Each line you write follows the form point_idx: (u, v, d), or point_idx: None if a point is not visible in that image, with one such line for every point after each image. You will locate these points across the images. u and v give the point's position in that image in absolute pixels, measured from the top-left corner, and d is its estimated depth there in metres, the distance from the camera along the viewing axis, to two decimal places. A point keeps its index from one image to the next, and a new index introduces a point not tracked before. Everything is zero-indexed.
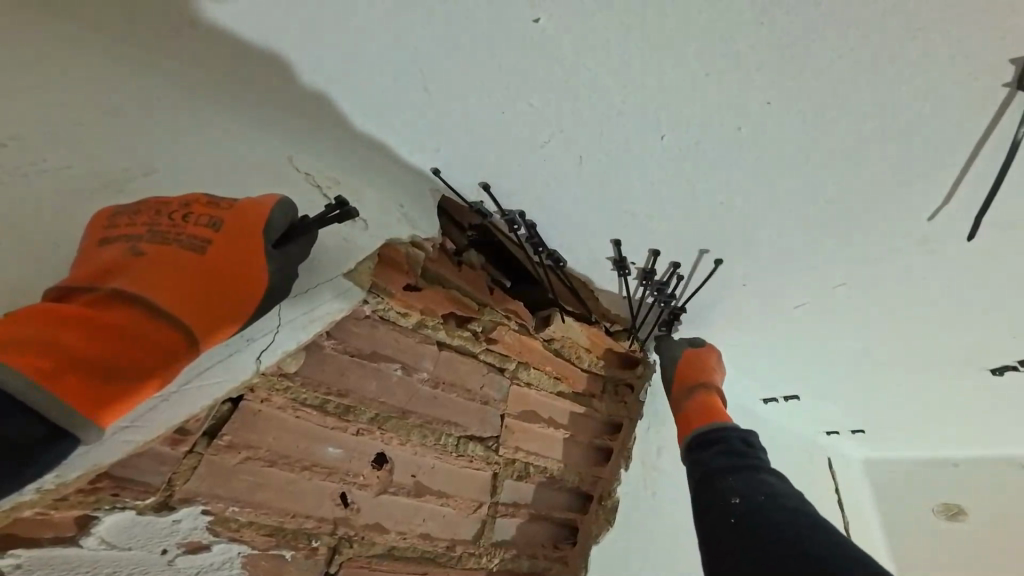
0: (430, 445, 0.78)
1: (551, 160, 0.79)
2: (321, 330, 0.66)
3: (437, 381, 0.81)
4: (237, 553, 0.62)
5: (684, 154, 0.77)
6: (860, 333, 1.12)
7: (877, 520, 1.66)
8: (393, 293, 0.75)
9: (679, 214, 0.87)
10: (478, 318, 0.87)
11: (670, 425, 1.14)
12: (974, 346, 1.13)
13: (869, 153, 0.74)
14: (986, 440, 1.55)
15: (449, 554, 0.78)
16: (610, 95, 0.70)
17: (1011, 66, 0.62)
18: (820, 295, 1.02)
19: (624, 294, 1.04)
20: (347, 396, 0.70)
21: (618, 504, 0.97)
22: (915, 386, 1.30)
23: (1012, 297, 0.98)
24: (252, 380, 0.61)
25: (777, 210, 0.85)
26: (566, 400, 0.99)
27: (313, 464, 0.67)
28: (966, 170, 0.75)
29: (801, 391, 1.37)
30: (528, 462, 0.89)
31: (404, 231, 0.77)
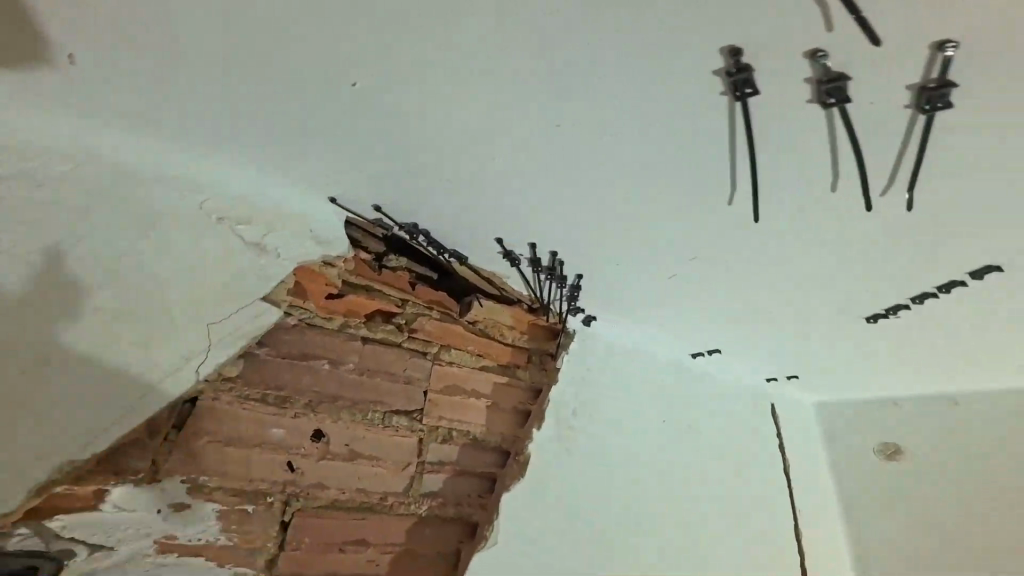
0: (359, 420, 0.98)
1: (418, 183, 0.98)
2: (248, 342, 0.90)
3: (363, 370, 1.01)
4: (212, 509, 0.88)
5: (516, 167, 0.94)
6: (739, 292, 1.30)
7: (825, 459, 1.85)
8: (316, 305, 0.98)
9: (537, 215, 1.06)
10: (400, 313, 1.09)
11: (591, 387, 1.33)
12: (842, 292, 1.29)
13: (662, 152, 0.90)
14: (918, 376, 1.68)
15: (382, 504, 0.99)
16: (437, 141, 0.89)
17: (717, 79, 0.77)
18: (685, 268, 1.21)
19: (526, 280, 1.23)
20: (282, 389, 0.93)
21: (529, 458, 1.15)
22: (817, 329, 1.46)
23: (842, 255, 1.14)
24: (198, 386, 0.86)
25: (615, 202, 1.02)
26: (490, 373, 1.17)
27: (261, 442, 0.91)
28: (736, 161, 0.91)
29: (721, 343, 1.54)
30: (451, 427, 1.08)
31: (315, 254, 1.00)
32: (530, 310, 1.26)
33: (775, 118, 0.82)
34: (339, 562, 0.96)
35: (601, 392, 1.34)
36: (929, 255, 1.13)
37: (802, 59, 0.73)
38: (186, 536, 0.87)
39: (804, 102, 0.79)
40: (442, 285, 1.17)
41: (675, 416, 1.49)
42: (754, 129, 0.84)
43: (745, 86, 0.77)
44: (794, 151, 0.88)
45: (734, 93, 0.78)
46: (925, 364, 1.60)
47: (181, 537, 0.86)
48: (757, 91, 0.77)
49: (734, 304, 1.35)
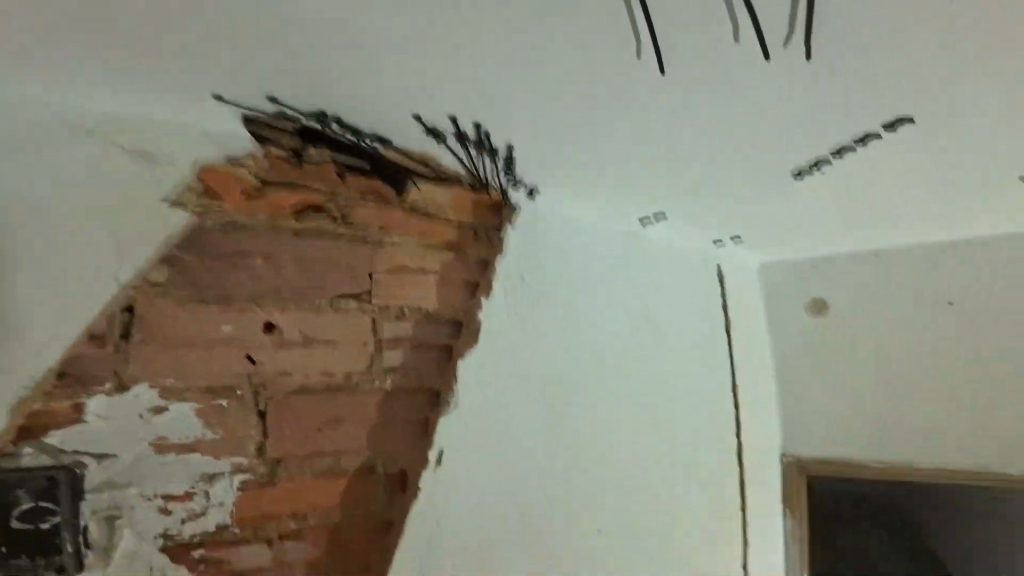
0: (306, 308, 1.01)
1: (292, 71, 0.83)
2: (166, 245, 0.90)
3: (301, 260, 1.01)
4: (189, 408, 0.94)
5: (393, 50, 0.79)
6: (678, 171, 1.19)
7: (767, 316, 1.91)
8: (232, 204, 0.95)
9: (438, 99, 0.91)
10: (332, 204, 1.05)
11: (545, 255, 1.31)
12: (784, 165, 1.16)
13: (554, 18, 0.73)
14: (874, 235, 1.61)
15: (348, 381, 1.05)
16: (290, 28, 0.74)
17: None
18: (612, 144, 1.08)
19: (458, 156, 1.10)
20: (218, 288, 0.94)
21: (481, 330, 1.16)
22: (766, 199, 1.35)
23: (777, 125, 1.01)
24: (129, 294, 0.87)
25: (518, 86, 0.88)
26: (438, 252, 1.16)
27: (212, 338, 0.94)
28: (629, 14, 0.73)
29: (670, 212, 1.44)
30: (403, 306, 1.09)
31: (215, 155, 0.95)
32: (473, 186, 1.19)
33: None
34: (318, 437, 1.04)
35: (552, 263, 1.32)
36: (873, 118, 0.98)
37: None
38: (177, 436, 0.94)
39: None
40: (376, 172, 1.10)
41: (625, 290, 1.46)
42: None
43: None
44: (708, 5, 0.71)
45: None
46: (883, 225, 1.53)
47: (171, 438, 0.93)
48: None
49: (680, 180, 1.23)
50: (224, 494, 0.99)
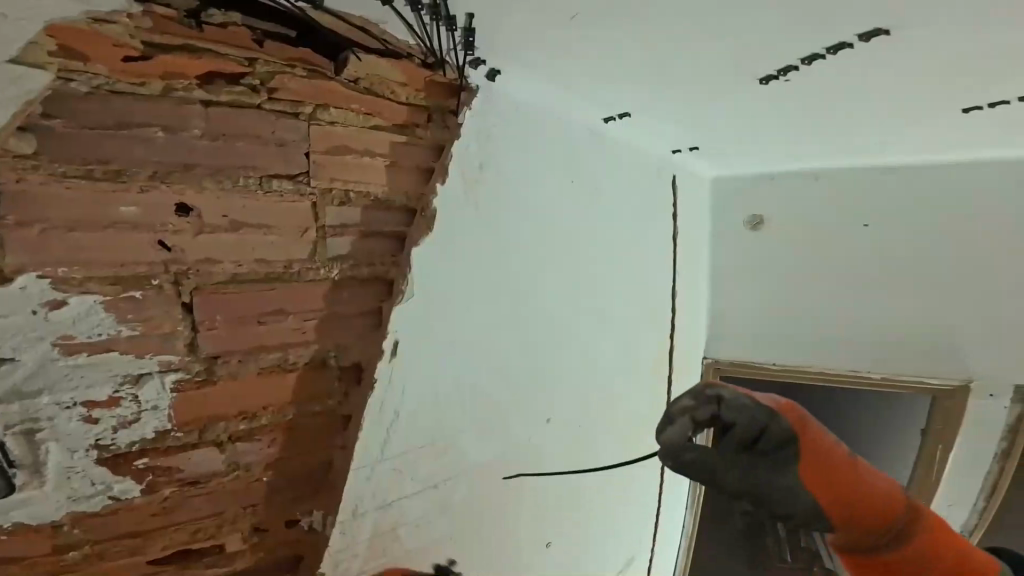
0: (230, 188, 0.87)
1: None
2: (26, 106, 0.72)
3: (216, 135, 0.85)
4: (95, 302, 0.81)
5: None
6: (647, 66, 1.15)
7: (707, 220, 2.20)
8: (111, 68, 0.77)
9: None
10: (251, 74, 0.87)
11: (501, 142, 1.22)
12: (751, 72, 1.17)
13: None
14: (810, 146, 1.78)
15: (289, 272, 0.95)
16: None
17: None
18: (575, 27, 0.98)
19: (406, 24, 0.95)
20: (111, 161, 0.79)
21: (437, 213, 1.08)
22: (727, 103, 1.36)
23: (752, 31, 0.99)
24: None
25: None
26: (384, 133, 1.02)
27: (113, 222, 0.80)
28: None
29: (632, 109, 1.43)
30: (347, 189, 0.98)
31: (71, 10, 0.72)
32: (424, 63, 1.03)
33: None
34: (262, 334, 0.97)
35: (509, 151, 1.24)
36: (841, 21, 0.94)
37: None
38: (84, 334, 0.82)
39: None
40: (304, 42, 0.91)
41: (585, 197, 1.49)
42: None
43: None
44: None
45: None
46: (826, 134, 1.62)
47: (80, 335, 0.82)
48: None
49: (649, 75, 1.20)
50: (157, 397, 0.92)
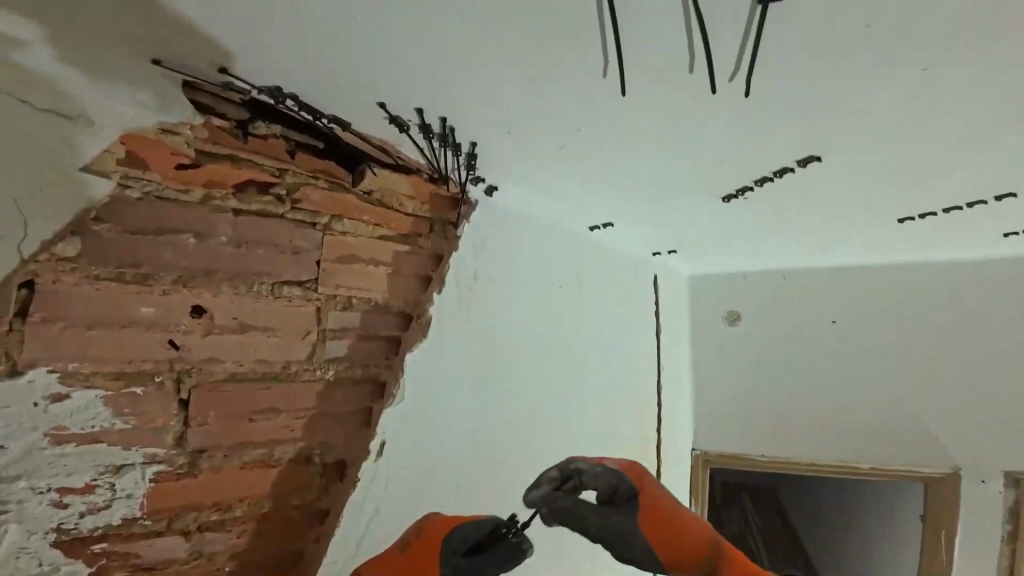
0: (244, 293, 0.96)
1: (248, 41, 0.77)
2: (81, 214, 0.79)
3: (240, 242, 0.95)
4: (95, 395, 0.85)
5: (364, 33, 0.76)
6: (630, 180, 1.31)
7: (687, 313, 2.38)
8: (164, 176, 0.87)
9: (413, 90, 0.91)
10: (279, 183, 1.00)
11: (495, 254, 1.34)
12: (724, 183, 1.34)
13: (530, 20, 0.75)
14: (777, 248, 1.98)
15: (286, 371, 1.01)
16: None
17: None
18: (568, 150, 1.15)
19: (419, 146, 1.09)
20: (142, 266, 0.86)
21: (433, 319, 1.18)
22: (702, 210, 1.54)
23: (721, 150, 1.16)
24: (30, 266, 0.77)
25: (484, 81, 0.89)
26: (389, 242, 1.13)
27: (130, 322, 0.86)
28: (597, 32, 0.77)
29: (615, 219, 1.60)
30: (350, 295, 1.06)
31: (146, 120, 0.84)
32: (432, 178, 1.17)
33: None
34: (250, 431, 1.00)
35: (505, 256, 1.37)
36: (790, 148, 1.14)
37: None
38: (76, 425, 0.85)
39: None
40: (329, 154, 1.04)
41: (574, 292, 1.61)
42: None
43: None
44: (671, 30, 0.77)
45: None
46: (790, 236, 1.81)
47: (71, 426, 0.84)
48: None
49: (631, 188, 1.36)
50: (133, 486, 0.92)
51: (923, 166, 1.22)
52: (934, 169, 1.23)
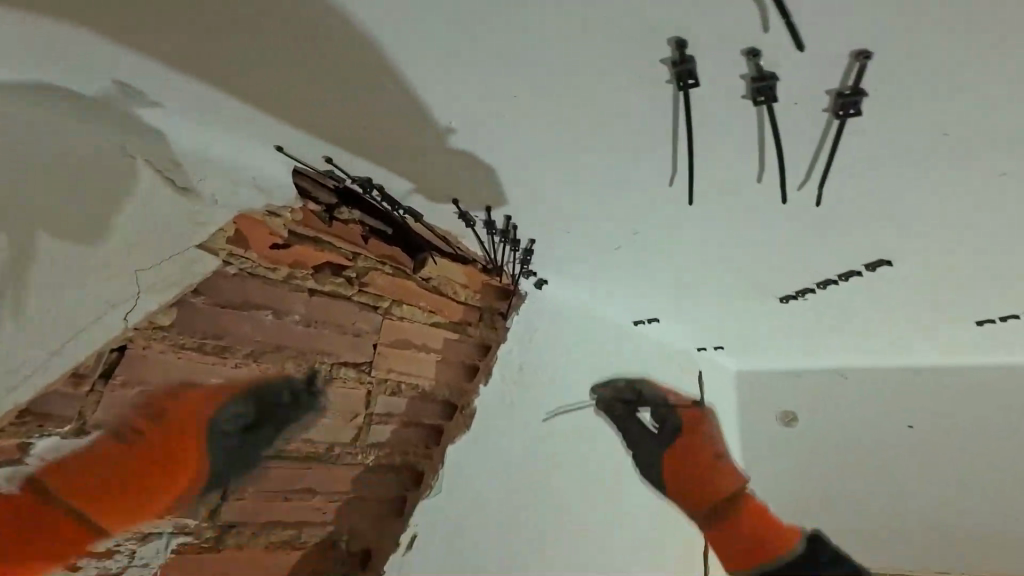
0: (305, 371, 1.01)
1: (366, 139, 0.92)
2: (185, 289, 0.87)
3: (310, 321, 1.01)
4: None
5: (465, 137, 0.90)
6: (682, 273, 1.37)
7: (738, 423, 2.11)
8: (258, 256, 0.96)
9: (496, 182, 1.02)
10: (351, 267, 1.08)
11: (539, 345, 1.39)
12: (778, 277, 1.38)
13: (614, 133, 0.87)
14: (827, 350, 1.93)
15: (329, 453, 1.04)
16: (381, 103, 0.84)
17: (663, 67, 0.73)
18: (626, 244, 1.23)
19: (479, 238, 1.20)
20: (222, 339, 0.92)
21: (477, 411, 1.22)
22: (754, 303, 1.56)
23: (783, 245, 1.21)
24: (128, 333, 0.82)
25: (564, 176, 1.00)
26: (440, 329, 1.20)
27: (200, 392, 0.90)
28: (675, 143, 0.88)
29: (659, 312, 1.64)
30: (400, 381, 1.12)
31: (256, 202, 0.96)
32: (485, 270, 1.26)
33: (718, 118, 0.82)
34: (286, 510, 1.01)
35: (549, 346, 1.41)
36: (850, 244, 1.18)
37: (739, 55, 0.71)
38: None
39: (738, 96, 0.77)
40: (397, 241, 1.14)
41: (616, 382, 1.57)
42: (690, 116, 0.81)
43: (690, 77, 0.74)
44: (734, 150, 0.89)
45: (682, 82, 0.75)
46: (839, 335, 1.79)
47: None
48: (697, 82, 0.74)
49: (684, 279, 1.41)
50: (154, 555, 0.90)
51: (987, 262, 1.23)
52: (997, 265, 1.25)
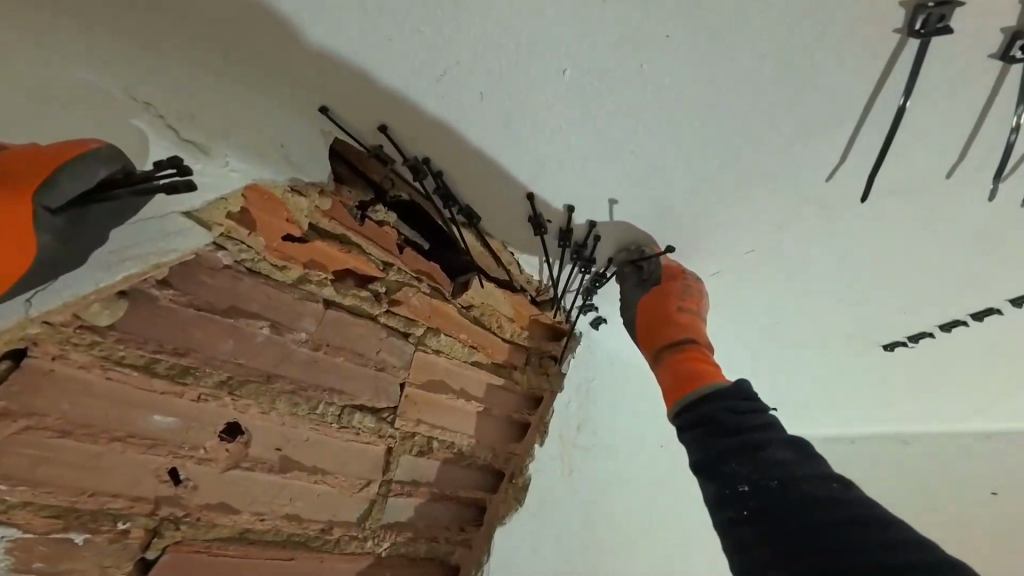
0: (303, 415, 0.67)
1: (456, 92, 0.68)
2: (139, 273, 0.53)
3: (320, 344, 0.69)
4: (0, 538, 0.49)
5: (593, 97, 0.69)
6: (776, 312, 1.15)
7: None
8: (264, 245, 0.64)
9: (604, 170, 0.79)
10: (380, 279, 0.77)
11: (594, 402, 1.12)
12: (879, 321, 1.19)
13: (783, 102, 0.70)
14: (888, 414, 1.72)
15: (322, 538, 0.71)
16: (501, 29, 0.62)
17: (902, 10, 0.60)
18: (729, 269, 1.01)
19: (544, 259, 0.94)
20: (186, 356, 0.58)
21: (529, 482, 0.94)
22: (838, 355, 1.34)
23: (907, 275, 1.03)
24: (29, 329, 0.48)
25: (691, 167, 0.79)
26: (483, 371, 0.91)
27: (129, 436, 0.54)
28: (862, 120, 0.72)
29: (724, 368, 1.40)
30: (432, 437, 0.83)
31: (280, 173, 0.64)
32: (537, 302, 1.00)
33: (923, 85, 0.67)
34: None
35: (605, 401, 1.14)
36: (983, 273, 1.02)
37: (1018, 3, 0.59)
38: None
39: (986, 57, 0.64)
40: (437, 257, 0.84)
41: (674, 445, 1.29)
42: (910, 80, 0.67)
43: (936, 22, 0.60)
44: (920, 131, 0.73)
45: (915, 29, 0.61)
46: (912, 397, 1.58)
47: None
48: (950, 30, 0.60)
49: (775, 321, 1.18)
50: None
51: None
52: None
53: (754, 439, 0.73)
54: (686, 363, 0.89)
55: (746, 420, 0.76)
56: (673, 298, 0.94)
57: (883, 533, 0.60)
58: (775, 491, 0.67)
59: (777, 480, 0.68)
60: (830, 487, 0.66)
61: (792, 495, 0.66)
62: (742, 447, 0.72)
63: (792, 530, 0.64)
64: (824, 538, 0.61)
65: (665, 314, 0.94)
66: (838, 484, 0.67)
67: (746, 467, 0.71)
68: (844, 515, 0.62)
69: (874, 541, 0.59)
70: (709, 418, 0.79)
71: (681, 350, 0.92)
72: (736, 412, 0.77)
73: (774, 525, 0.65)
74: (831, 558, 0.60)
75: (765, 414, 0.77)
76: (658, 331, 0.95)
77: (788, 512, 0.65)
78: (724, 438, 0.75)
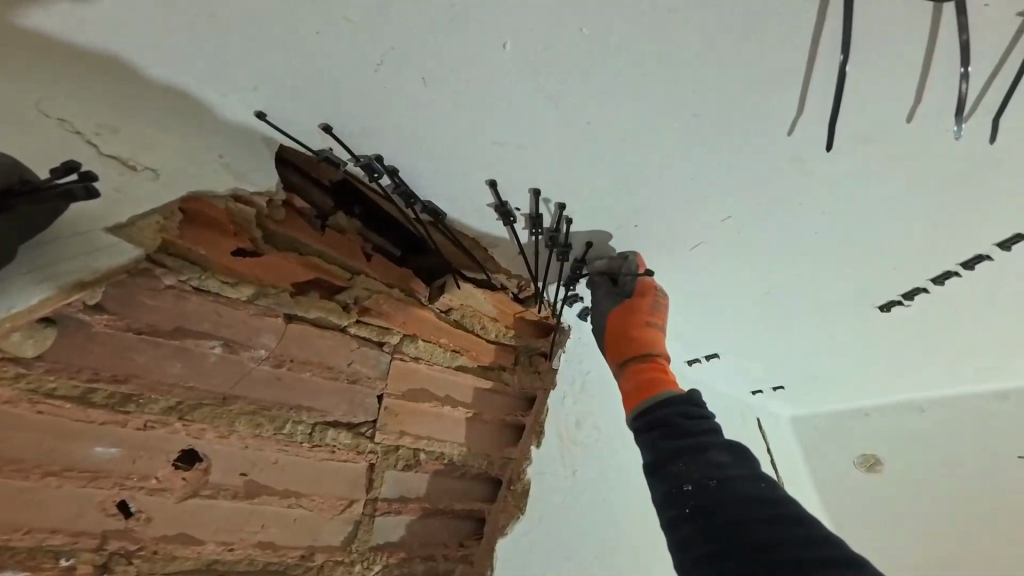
0: (269, 436, 0.63)
1: (394, 83, 0.65)
2: (60, 295, 0.49)
3: (282, 361, 0.64)
4: None
5: (535, 73, 0.66)
6: (763, 281, 1.10)
7: (802, 474, 1.78)
8: (212, 259, 0.59)
9: (561, 149, 0.77)
10: (347, 288, 0.71)
11: (592, 396, 1.06)
12: (873, 281, 1.13)
13: (728, 57, 0.67)
14: (901, 380, 1.64)
15: (304, 565, 0.66)
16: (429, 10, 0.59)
17: None
18: (708, 240, 0.97)
19: (519, 252, 0.90)
20: (128, 382, 0.54)
21: (529, 487, 0.89)
22: (835, 322, 1.28)
23: (893, 227, 0.97)
24: None
25: (648, 137, 0.76)
26: (468, 375, 0.86)
27: (66, 469, 0.50)
28: (811, 67, 0.69)
29: (720, 348, 1.34)
30: (418, 448, 0.78)
31: (221, 183, 0.61)
32: (520, 298, 0.94)
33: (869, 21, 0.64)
34: None
35: (603, 395, 1.08)
36: (972, 218, 0.96)
37: None
38: None
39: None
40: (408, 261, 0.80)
41: None
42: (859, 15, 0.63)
43: None
44: (878, 70, 0.70)
45: None
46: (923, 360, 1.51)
47: None
48: None
49: (764, 290, 1.13)
50: None
51: None
52: None
53: (700, 441, 0.73)
54: (652, 376, 0.88)
55: (696, 424, 0.76)
56: (640, 313, 0.95)
57: (807, 531, 0.61)
58: (716, 490, 0.67)
59: (718, 480, 0.68)
60: (761, 486, 0.67)
61: (728, 494, 0.66)
62: (691, 449, 0.72)
63: (724, 525, 0.64)
64: (755, 536, 0.62)
65: (630, 325, 0.94)
66: (770, 484, 0.68)
67: (691, 467, 0.70)
68: (768, 511, 0.64)
69: (796, 538, 0.61)
70: (661, 421, 0.78)
71: (648, 362, 0.91)
72: (688, 417, 0.77)
73: (710, 522, 0.66)
74: (762, 554, 0.61)
75: (714, 421, 0.77)
76: (623, 341, 0.94)
77: (724, 509, 0.65)
78: (673, 440, 0.74)
